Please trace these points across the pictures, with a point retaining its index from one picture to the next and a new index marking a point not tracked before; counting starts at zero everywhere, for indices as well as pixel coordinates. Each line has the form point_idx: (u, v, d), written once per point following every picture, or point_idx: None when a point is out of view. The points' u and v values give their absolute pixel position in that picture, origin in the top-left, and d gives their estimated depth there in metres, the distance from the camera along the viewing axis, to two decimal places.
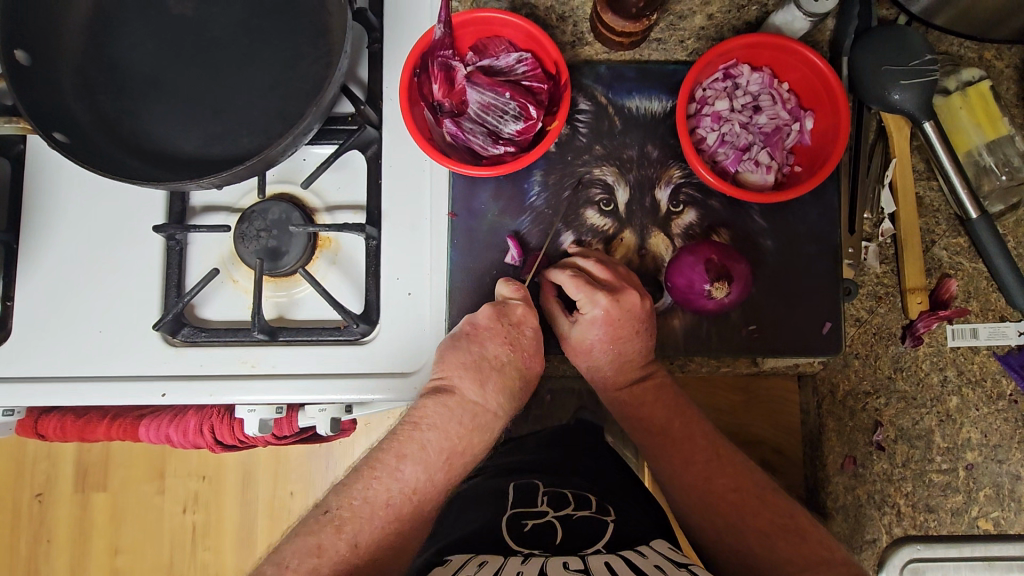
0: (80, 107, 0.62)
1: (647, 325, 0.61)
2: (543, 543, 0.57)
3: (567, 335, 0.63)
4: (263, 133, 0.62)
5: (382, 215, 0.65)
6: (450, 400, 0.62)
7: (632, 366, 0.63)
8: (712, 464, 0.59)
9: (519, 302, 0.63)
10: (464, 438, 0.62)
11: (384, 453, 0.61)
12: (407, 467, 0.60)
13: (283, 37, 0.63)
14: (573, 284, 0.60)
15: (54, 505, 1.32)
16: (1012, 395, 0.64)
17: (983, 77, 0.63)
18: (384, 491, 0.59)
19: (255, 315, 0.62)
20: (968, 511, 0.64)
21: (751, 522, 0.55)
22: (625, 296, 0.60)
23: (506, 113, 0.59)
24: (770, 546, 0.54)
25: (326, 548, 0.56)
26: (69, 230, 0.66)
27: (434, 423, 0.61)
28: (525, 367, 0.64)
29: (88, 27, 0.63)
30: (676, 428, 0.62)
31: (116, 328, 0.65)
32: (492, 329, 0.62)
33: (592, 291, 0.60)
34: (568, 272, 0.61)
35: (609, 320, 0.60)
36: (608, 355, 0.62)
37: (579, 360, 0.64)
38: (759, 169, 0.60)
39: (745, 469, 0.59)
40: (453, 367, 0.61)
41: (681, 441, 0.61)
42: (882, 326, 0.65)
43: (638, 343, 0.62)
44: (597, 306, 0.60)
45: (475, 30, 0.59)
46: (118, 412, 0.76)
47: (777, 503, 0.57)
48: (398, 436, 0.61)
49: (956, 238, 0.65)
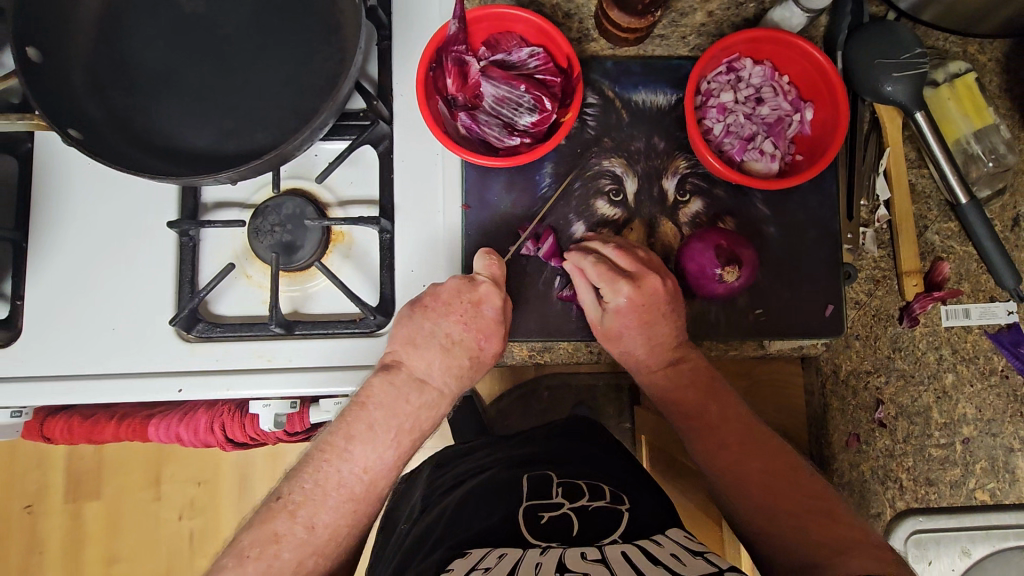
0: (93, 105, 0.62)
1: (673, 306, 0.63)
2: (560, 535, 0.57)
3: (598, 320, 0.64)
4: (277, 128, 0.63)
5: (395, 210, 0.66)
6: (397, 376, 0.60)
7: (666, 348, 0.64)
8: (744, 446, 0.59)
9: (484, 280, 0.62)
10: (413, 415, 0.60)
11: (333, 435, 0.59)
12: (355, 447, 0.58)
13: (296, 34, 0.64)
14: (594, 270, 0.61)
15: (45, 516, 1.29)
16: (1003, 371, 0.67)
17: (968, 69, 0.66)
18: (334, 475, 0.58)
19: (273, 309, 0.62)
20: (966, 483, 0.67)
21: (781, 503, 0.54)
22: (646, 280, 0.61)
23: (522, 106, 0.60)
24: (799, 524, 0.52)
25: (283, 535, 0.55)
26: (81, 228, 0.66)
27: (381, 402, 0.59)
28: (479, 347, 0.63)
29: (101, 26, 0.63)
30: (710, 412, 0.61)
31: (128, 325, 0.65)
32: (448, 306, 0.61)
33: (614, 280, 0.61)
34: (590, 258, 0.62)
35: (634, 306, 0.61)
36: (640, 340, 0.63)
37: (612, 347, 0.64)
38: (763, 157, 0.63)
39: (777, 451, 0.59)
40: (402, 343, 0.61)
41: (715, 424, 0.61)
42: (880, 308, 0.67)
43: (668, 326, 0.63)
44: (619, 296, 0.61)
45: (487, 26, 0.60)
46: (127, 412, 0.76)
47: (808, 484, 0.56)
48: (346, 416, 0.59)
49: (948, 222, 0.68)
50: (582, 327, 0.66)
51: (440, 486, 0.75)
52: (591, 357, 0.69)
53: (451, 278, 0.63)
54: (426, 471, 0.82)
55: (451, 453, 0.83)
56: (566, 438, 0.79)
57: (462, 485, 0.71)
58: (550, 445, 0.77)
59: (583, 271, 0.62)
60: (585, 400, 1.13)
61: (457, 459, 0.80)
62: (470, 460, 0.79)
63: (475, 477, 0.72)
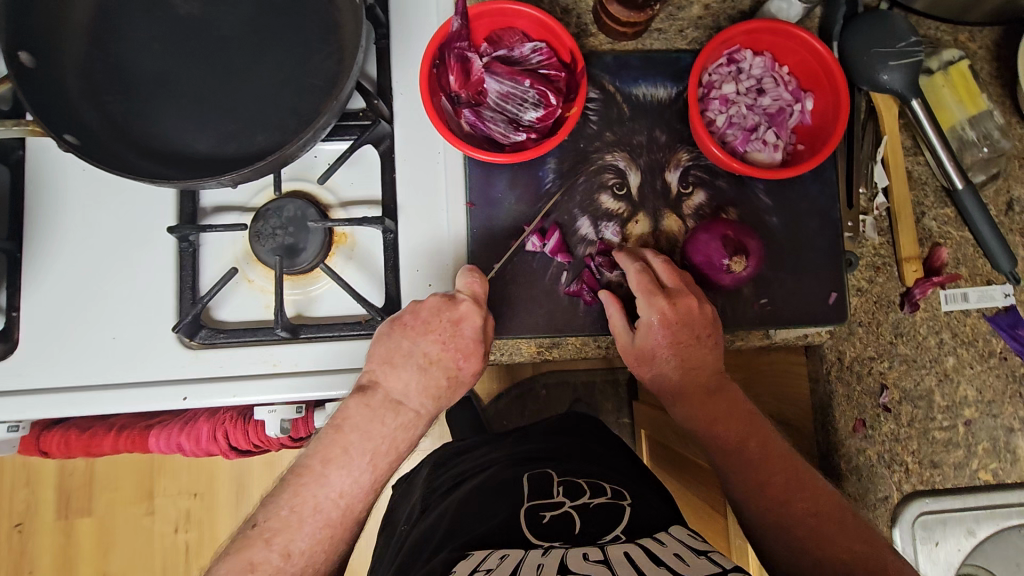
0: (87, 110, 0.61)
1: (708, 331, 0.63)
2: (562, 533, 0.56)
3: (629, 345, 0.63)
4: (278, 130, 0.62)
5: (399, 208, 0.65)
6: (373, 399, 0.59)
7: (701, 376, 0.62)
8: (790, 483, 0.56)
9: (466, 298, 0.62)
10: (389, 438, 0.59)
11: (309, 460, 0.57)
12: (332, 472, 0.56)
13: (293, 34, 0.63)
14: (636, 277, 0.62)
15: (35, 534, 1.29)
16: (1001, 353, 0.69)
17: (961, 57, 0.68)
18: (310, 499, 0.55)
19: (279, 313, 0.62)
20: (970, 464, 0.68)
21: (832, 548, 0.52)
22: (683, 298, 0.62)
23: (526, 101, 0.60)
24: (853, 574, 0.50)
25: (259, 563, 0.53)
26: (76, 236, 0.65)
27: (357, 425, 0.58)
28: (458, 368, 0.62)
29: (92, 28, 0.62)
30: (754, 446, 0.59)
31: (129, 332, 0.64)
32: (427, 324, 0.61)
33: (652, 294, 0.61)
34: (637, 265, 0.63)
35: (667, 323, 0.61)
36: (675, 363, 0.62)
37: (643, 368, 0.63)
38: (767, 147, 0.63)
39: (824, 492, 0.56)
40: (378, 362, 0.59)
41: (756, 455, 0.58)
42: (881, 295, 0.68)
43: (702, 351, 0.62)
44: (654, 311, 0.61)
45: (490, 21, 0.60)
46: (124, 424, 0.75)
47: (858, 528, 0.54)
48: (321, 440, 0.58)
49: (944, 208, 0.69)
50: (590, 321, 0.66)
51: (441, 486, 0.74)
52: (599, 352, 0.68)
53: (431, 295, 0.63)
54: (425, 469, 0.82)
55: (454, 450, 0.83)
56: (568, 434, 0.79)
57: (465, 484, 0.70)
58: (554, 442, 0.77)
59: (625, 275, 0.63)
60: (583, 396, 1.14)
61: (459, 457, 0.80)
62: (470, 458, 0.78)
63: (478, 476, 0.71)
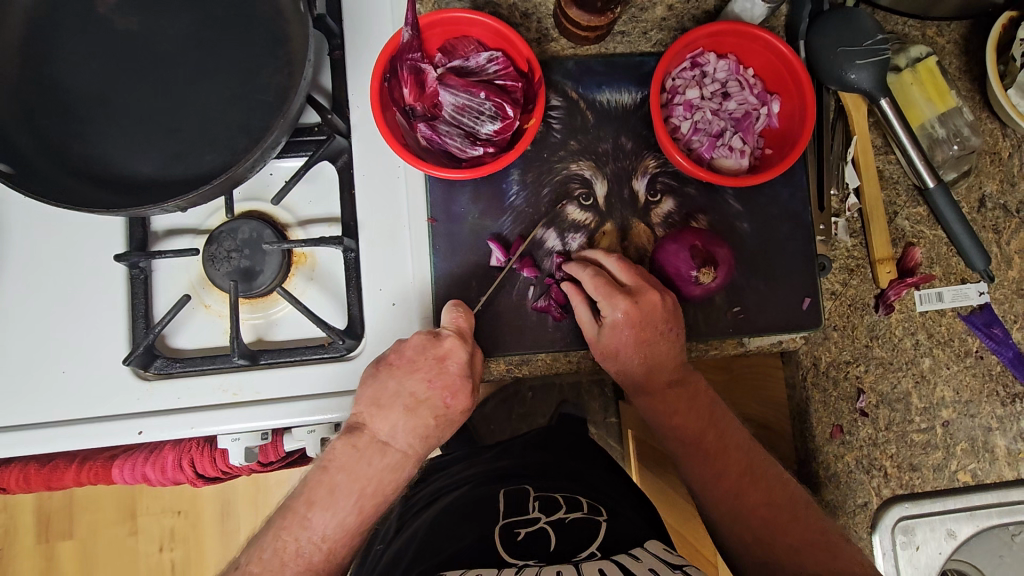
0: (23, 135, 0.58)
1: (672, 325, 0.61)
2: (537, 550, 0.55)
3: (595, 338, 0.62)
4: (226, 149, 0.59)
5: (358, 226, 0.63)
6: (359, 441, 0.59)
7: (665, 370, 0.63)
8: (745, 478, 0.58)
9: (450, 334, 0.60)
10: (375, 479, 0.58)
11: (295, 502, 0.58)
12: (315, 515, 0.57)
13: (238, 48, 0.60)
14: (592, 283, 0.61)
15: (16, 559, 1.27)
16: (978, 352, 0.68)
17: (929, 53, 0.66)
18: (293, 543, 0.56)
19: (235, 340, 0.59)
20: (949, 465, 0.67)
21: (779, 538, 0.55)
22: (646, 296, 0.61)
23: (482, 113, 0.58)
24: (802, 566, 0.52)
25: None
26: (22, 266, 0.62)
27: (342, 466, 0.58)
28: (445, 406, 0.61)
29: (24, 48, 0.59)
30: (710, 439, 0.61)
31: (81, 366, 0.61)
32: (413, 363, 0.59)
33: (611, 294, 0.60)
34: (589, 270, 0.62)
35: (631, 322, 0.60)
36: (638, 359, 0.62)
37: (609, 364, 0.63)
38: (733, 153, 0.62)
39: (779, 484, 0.58)
40: (366, 404, 0.59)
41: (716, 451, 0.60)
42: (856, 297, 0.67)
43: (666, 344, 0.62)
44: (617, 310, 0.60)
45: (442, 31, 0.58)
46: (87, 455, 0.72)
47: (811, 519, 0.56)
48: (307, 482, 0.58)
49: (916, 208, 0.68)
50: (560, 335, 0.65)
51: (417, 501, 0.72)
52: (571, 368, 0.66)
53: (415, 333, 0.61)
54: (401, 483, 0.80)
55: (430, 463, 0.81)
56: (543, 451, 0.78)
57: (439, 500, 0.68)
58: (532, 457, 0.75)
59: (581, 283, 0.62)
60: (569, 398, 1.11)
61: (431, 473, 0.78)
62: (443, 473, 0.76)
63: (451, 493, 0.69)
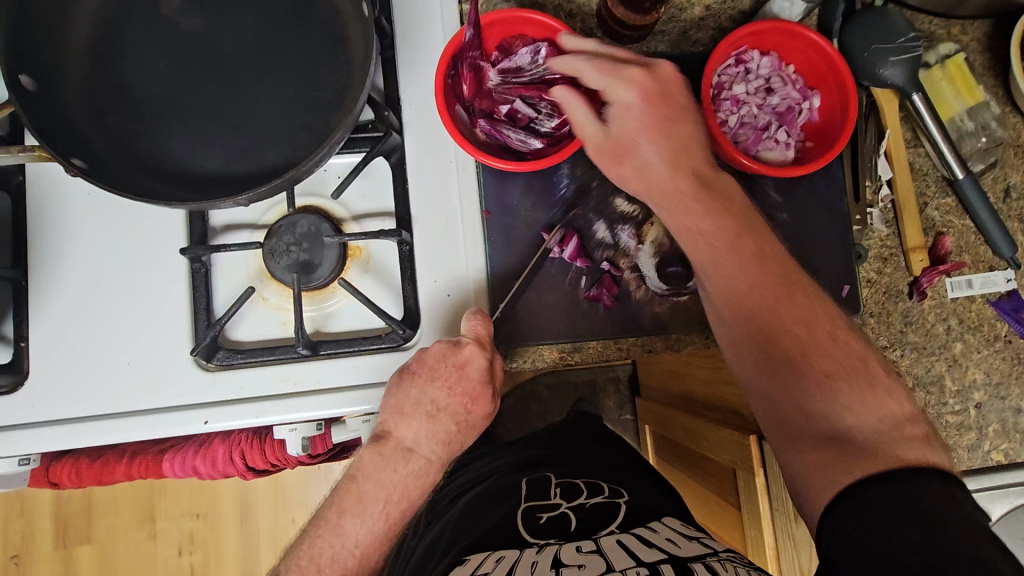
0: (93, 131, 0.59)
1: (686, 99, 0.61)
2: (557, 531, 0.56)
3: (603, 137, 0.59)
4: (289, 145, 0.61)
5: (412, 220, 0.65)
6: (386, 446, 0.60)
7: (690, 152, 0.60)
8: (739, 253, 0.57)
9: (468, 342, 0.61)
10: (401, 486, 0.60)
11: (325, 512, 0.60)
12: (347, 521, 0.59)
13: (299, 48, 0.62)
14: (593, 67, 0.58)
15: (34, 565, 1.26)
16: (1006, 336, 0.71)
17: (957, 50, 0.70)
18: (328, 549, 0.58)
19: (299, 330, 0.61)
20: (982, 445, 0.70)
21: (777, 318, 0.56)
22: (663, 69, 0.60)
23: (541, 111, 0.62)
24: (795, 341, 0.55)
25: None
26: (85, 261, 0.63)
27: (370, 474, 0.60)
28: (466, 411, 0.62)
29: (93, 48, 0.60)
30: (699, 209, 0.58)
31: (141, 358, 0.63)
32: (434, 371, 0.60)
33: (617, 75, 0.58)
34: (586, 56, 0.58)
35: (648, 99, 0.59)
36: (659, 147, 0.59)
37: (624, 163, 0.60)
38: (778, 146, 0.65)
39: (777, 259, 0.58)
40: (390, 413, 0.60)
41: (708, 223, 0.58)
42: (890, 285, 0.69)
43: (685, 125, 0.60)
44: (628, 92, 0.59)
45: (500, 31, 0.61)
46: (136, 450, 0.73)
47: (809, 297, 0.56)
48: (338, 491, 0.60)
49: (945, 198, 0.71)
50: (608, 324, 0.67)
51: (451, 493, 0.75)
52: (620, 356, 0.67)
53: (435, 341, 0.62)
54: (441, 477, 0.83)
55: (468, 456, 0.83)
56: (572, 440, 0.80)
57: (467, 494, 0.70)
58: (572, 447, 0.77)
59: (581, 74, 0.58)
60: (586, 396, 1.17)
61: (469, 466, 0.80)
62: (479, 466, 0.78)
63: (475, 489, 0.70)
